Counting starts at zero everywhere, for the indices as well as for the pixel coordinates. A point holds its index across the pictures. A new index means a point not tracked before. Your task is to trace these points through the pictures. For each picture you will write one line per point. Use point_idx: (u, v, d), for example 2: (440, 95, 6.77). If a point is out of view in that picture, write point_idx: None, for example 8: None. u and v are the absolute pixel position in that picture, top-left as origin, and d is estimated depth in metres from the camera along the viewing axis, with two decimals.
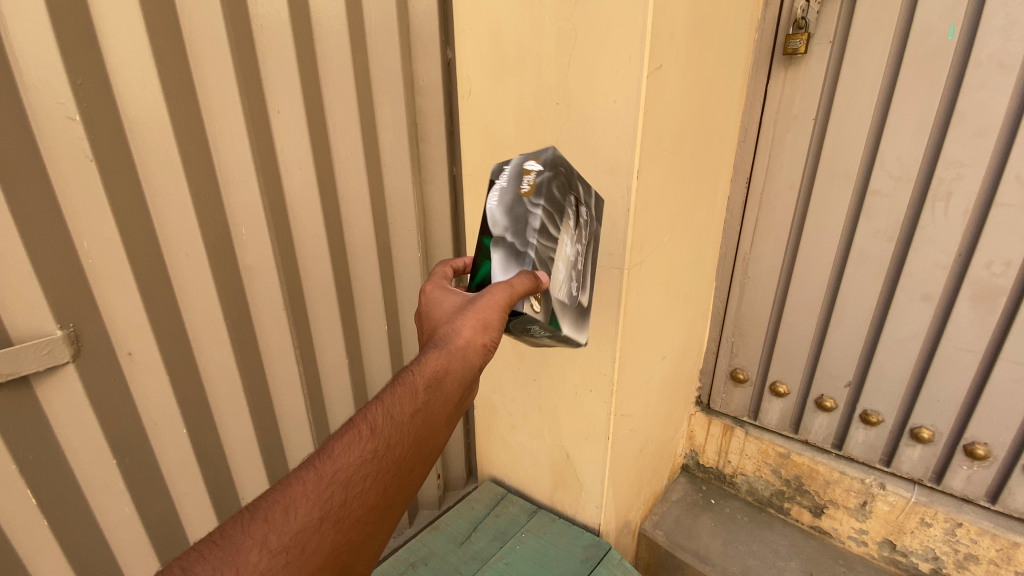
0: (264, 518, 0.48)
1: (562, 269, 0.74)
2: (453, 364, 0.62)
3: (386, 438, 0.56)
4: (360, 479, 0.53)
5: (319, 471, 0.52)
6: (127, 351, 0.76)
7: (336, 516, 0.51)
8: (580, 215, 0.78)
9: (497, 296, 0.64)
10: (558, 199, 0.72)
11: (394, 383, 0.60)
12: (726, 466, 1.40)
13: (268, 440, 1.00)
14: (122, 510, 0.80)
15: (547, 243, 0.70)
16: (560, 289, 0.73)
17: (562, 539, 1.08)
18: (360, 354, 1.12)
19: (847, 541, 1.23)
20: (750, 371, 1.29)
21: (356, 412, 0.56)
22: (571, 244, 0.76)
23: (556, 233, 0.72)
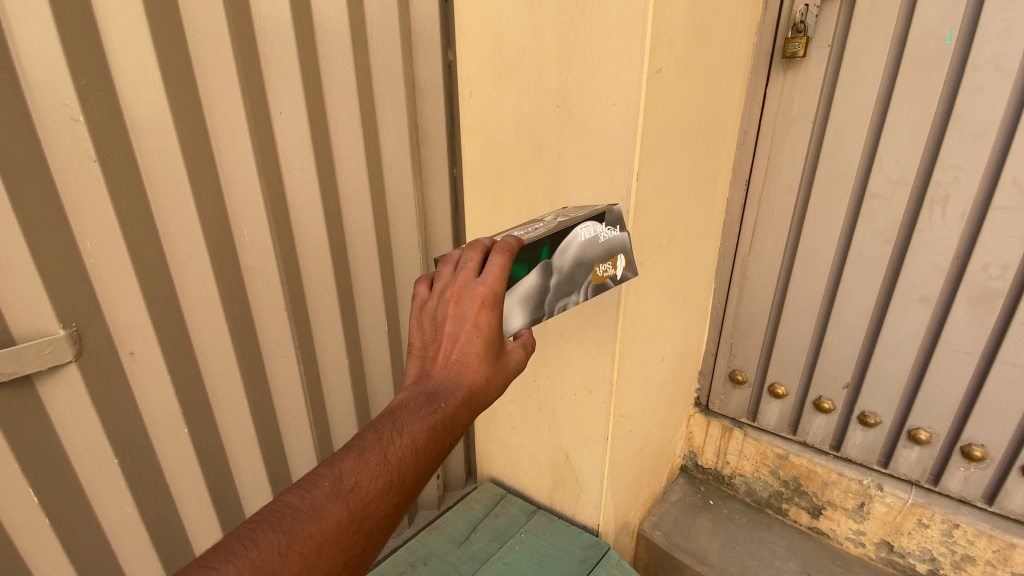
0: (299, 554, 0.50)
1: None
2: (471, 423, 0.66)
3: (409, 489, 0.59)
4: (380, 527, 0.57)
5: (352, 514, 0.54)
6: (129, 350, 0.77)
7: (355, 559, 0.55)
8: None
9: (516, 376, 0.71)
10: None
11: (430, 432, 0.61)
12: (725, 467, 1.40)
13: (269, 439, 1.00)
14: (123, 509, 0.81)
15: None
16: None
17: (561, 539, 1.09)
18: (360, 354, 1.13)
19: (844, 542, 1.24)
20: (749, 371, 1.29)
21: (392, 456, 0.58)
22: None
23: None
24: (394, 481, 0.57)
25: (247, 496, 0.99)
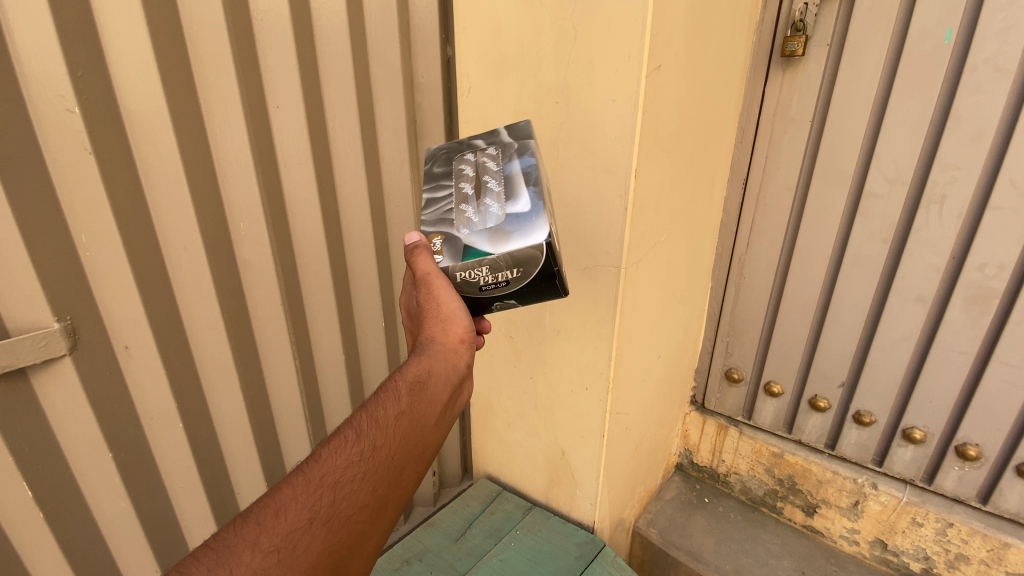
0: (255, 521, 0.51)
1: (466, 204, 0.72)
2: (434, 366, 0.64)
3: (370, 441, 0.58)
4: (347, 481, 0.55)
5: (308, 476, 0.55)
6: (124, 345, 0.77)
7: (326, 516, 0.53)
8: (488, 157, 0.77)
9: (447, 296, 0.65)
10: (443, 168, 0.78)
11: (378, 390, 0.63)
12: (720, 465, 1.40)
13: (265, 435, 1.00)
14: (117, 504, 0.81)
15: (444, 204, 0.74)
16: (474, 224, 0.70)
17: (557, 536, 1.09)
18: (357, 351, 1.13)
19: (839, 541, 1.24)
20: (745, 371, 1.30)
21: (343, 420, 0.59)
22: (482, 181, 0.73)
23: (451, 187, 0.75)
24: (348, 437, 0.57)
25: (242, 491, 0.99)
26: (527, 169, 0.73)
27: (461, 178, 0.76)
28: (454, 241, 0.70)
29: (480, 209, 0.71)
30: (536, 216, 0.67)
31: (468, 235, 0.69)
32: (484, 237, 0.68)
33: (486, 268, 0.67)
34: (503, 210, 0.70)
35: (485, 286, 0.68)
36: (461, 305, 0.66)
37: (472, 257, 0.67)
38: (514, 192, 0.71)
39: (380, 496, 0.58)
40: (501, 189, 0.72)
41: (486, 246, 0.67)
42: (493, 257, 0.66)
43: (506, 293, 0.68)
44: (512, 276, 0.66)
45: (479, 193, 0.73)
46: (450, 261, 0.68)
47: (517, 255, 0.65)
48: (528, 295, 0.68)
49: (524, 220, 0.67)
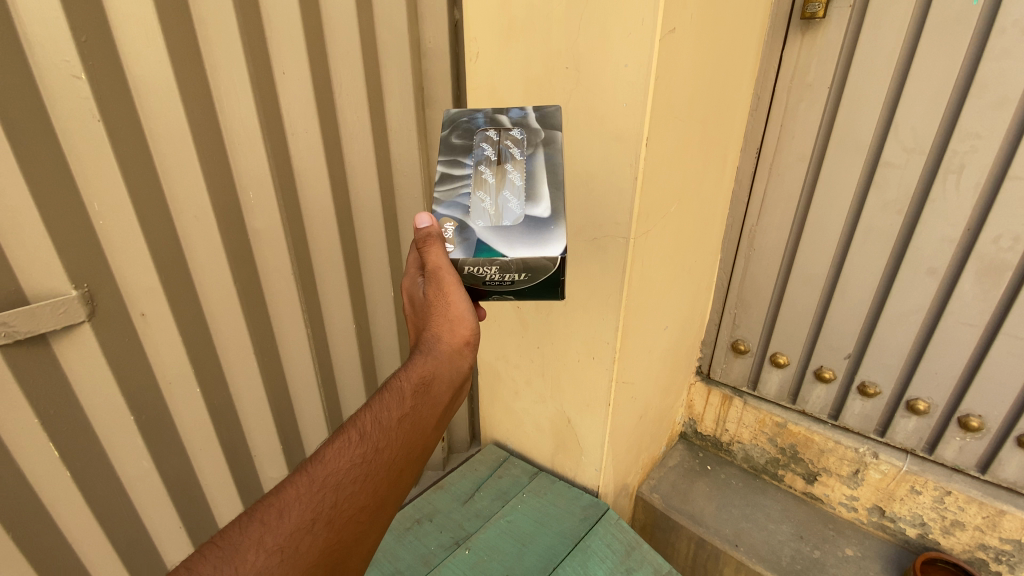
0: (260, 520, 0.52)
1: (482, 192, 0.72)
2: (439, 368, 0.65)
3: (373, 442, 0.59)
4: (350, 482, 0.57)
5: (312, 475, 0.56)
6: (140, 312, 0.78)
7: (327, 516, 0.55)
8: (510, 140, 0.75)
9: (457, 298, 0.66)
10: (462, 139, 0.75)
11: (382, 389, 0.63)
12: (723, 434, 1.41)
13: (279, 401, 1.02)
14: (140, 464, 0.84)
15: (461, 183, 0.73)
16: (490, 219, 0.71)
17: (562, 498, 1.12)
18: (367, 321, 1.14)
19: (837, 508, 1.26)
20: (752, 342, 1.30)
21: (346, 418, 0.60)
22: (502, 170, 0.73)
23: (469, 167, 0.73)
24: (352, 437, 0.59)
25: (259, 454, 1.02)
26: (552, 168, 0.72)
27: (480, 159, 0.74)
28: (468, 231, 0.70)
29: (499, 202, 0.71)
30: (555, 225, 0.69)
31: (482, 229, 0.70)
32: (498, 234, 0.69)
33: (495, 266, 0.68)
34: (521, 210, 0.70)
35: (489, 280, 0.69)
36: (469, 308, 0.67)
37: (485, 256, 0.68)
38: (536, 192, 0.71)
39: (380, 496, 0.59)
40: (522, 187, 0.72)
41: (501, 247, 0.68)
42: (506, 259, 0.68)
43: (505, 292, 0.70)
44: (519, 280, 0.68)
45: (497, 182, 0.72)
46: (462, 255, 0.69)
47: (530, 263, 0.67)
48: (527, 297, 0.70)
49: (542, 229, 0.69)
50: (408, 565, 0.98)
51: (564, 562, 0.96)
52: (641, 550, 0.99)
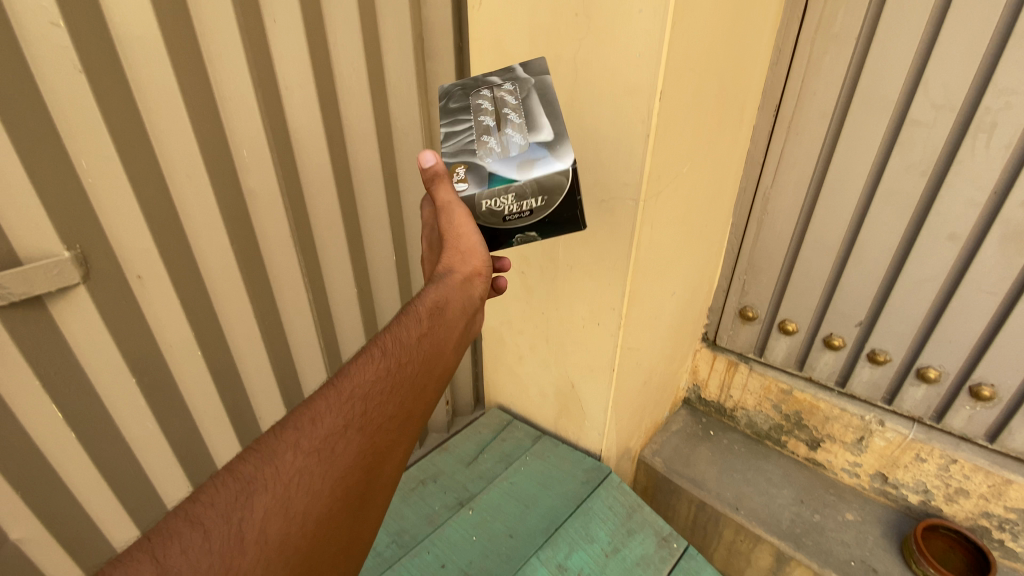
0: (294, 427, 0.51)
1: (485, 136, 0.70)
2: (453, 294, 0.66)
3: (397, 357, 0.58)
4: (379, 392, 0.55)
5: (340, 388, 0.55)
6: (136, 274, 0.77)
7: (360, 424, 0.53)
8: (501, 83, 0.72)
9: (467, 227, 0.68)
10: (457, 99, 0.72)
11: (400, 313, 0.63)
12: (727, 400, 1.40)
13: (282, 365, 1.02)
14: (145, 425, 0.84)
15: (463, 137, 0.71)
16: (499, 152, 0.70)
17: (564, 462, 1.12)
18: (369, 285, 1.12)
19: (839, 473, 1.26)
20: (761, 309, 1.27)
21: (369, 338, 0.60)
22: (501, 114, 0.71)
23: (468, 120, 0.71)
24: (376, 354, 0.58)
25: (264, 417, 1.03)
26: (546, 94, 0.70)
27: (479, 111, 0.71)
28: (477, 168, 0.70)
29: (501, 138, 0.70)
30: (559, 145, 0.68)
31: (490, 163, 0.70)
32: (510, 164, 0.69)
33: (512, 196, 0.69)
34: (524, 141, 0.69)
35: (509, 213, 0.70)
36: (479, 239, 0.69)
37: (499, 186, 0.69)
38: (536, 122, 0.70)
39: (409, 409, 0.58)
40: (519, 120, 0.70)
41: (511, 174, 0.69)
42: (518, 186, 0.69)
43: (526, 222, 0.71)
44: (536, 206, 0.69)
45: (497, 124, 0.70)
46: (474, 189, 0.70)
47: (543, 185, 0.68)
48: (550, 225, 0.71)
49: (547, 153, 0.68)
50: (413, 524, 1.00)
51: (566, 523, 0.97)
52: (642, 513, 1.01)
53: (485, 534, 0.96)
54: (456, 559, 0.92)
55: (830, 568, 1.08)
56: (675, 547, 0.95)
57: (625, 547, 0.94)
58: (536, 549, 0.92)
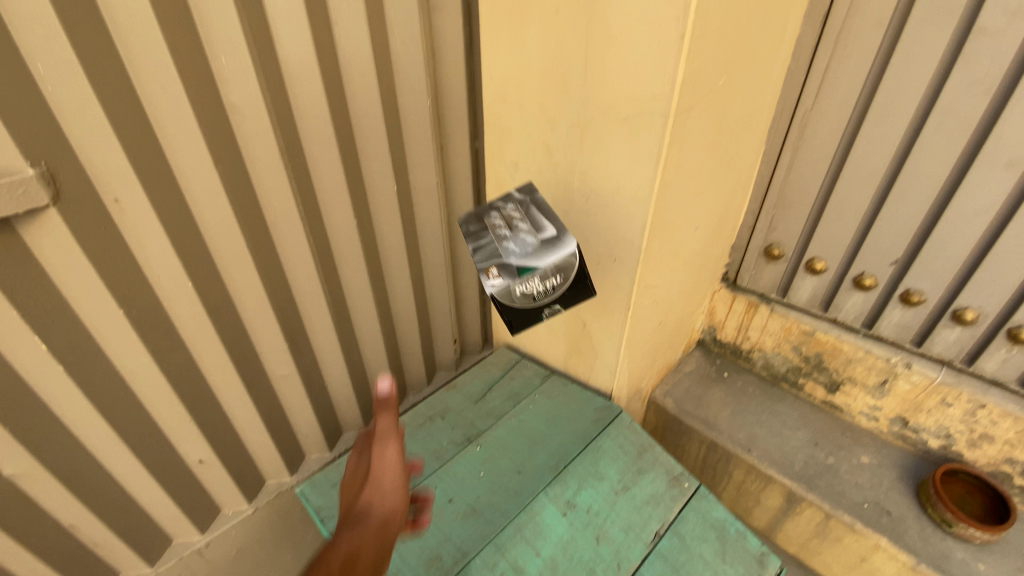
0: None
1: (506, 245, 0.81)
2: (369, 546, 0.64)
3: None
4: None
5: None
6: (113, 197, 0.70)
7: None
8: (504, 204, 0.86)
9: (391, 473, 0.71)
10: (475, 223, 0.83)
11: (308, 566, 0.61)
12: (744, 341, 1.34)
13: (282, 304, 0.96)
14: (138, 358, 0.80)
15: (491, 243, 0.81)
16: (519, 251, 0.80)
17: (574, 401, 1.08)
18: (370, 219, 1.01)
19: (857, 417, 1.22)
20: (788, 247, 1.19)
21: None
22: (513, 227, 0.83)
23: (488, 236, 0.82)
24: None
25: (267, 357, 0.99)
26: (543, 207, 0.85)
27: (494, 226, 0.83)
28: (506, 265, 0.79)
29: (519, 244, 0.81)
30: (565, 239, 0.81)
31: (515, 258, 0.80)
32: (531, 265, 0.80)
33: (537, 278, 0.80)
34: (536, 240, 0.81)
35: (538, 295, 0.81)
36: (399, 482, 0.71)
37: (527, 274, 0.79)
38: (541, 224, 0.83)
39: None
40: (527, 226, 0.83)
41: (534, 263, 0.80)
42: (540, 271, 0.80)
43: (551, 298, 0.83)
44: (556, 282, 0.81)
45: (512, 235, 0.82)
46: (507, 278, 0.79)
47: (560, 267, 0.81)
48: (569, 297, 0.83)
49: (559, 242, 0.80)
50: (420, 460, 0.98)
51: (575, 461, 0.95)
52: (654, 453, 0.98)
53: (492, 470, 0.94)
54: (463, 494, 0.91)
55: (842, 509, 1.07)
56: (686, 486, 0.94)
57: (636, 486, 0.92)
58: (544, 486, 0.91)
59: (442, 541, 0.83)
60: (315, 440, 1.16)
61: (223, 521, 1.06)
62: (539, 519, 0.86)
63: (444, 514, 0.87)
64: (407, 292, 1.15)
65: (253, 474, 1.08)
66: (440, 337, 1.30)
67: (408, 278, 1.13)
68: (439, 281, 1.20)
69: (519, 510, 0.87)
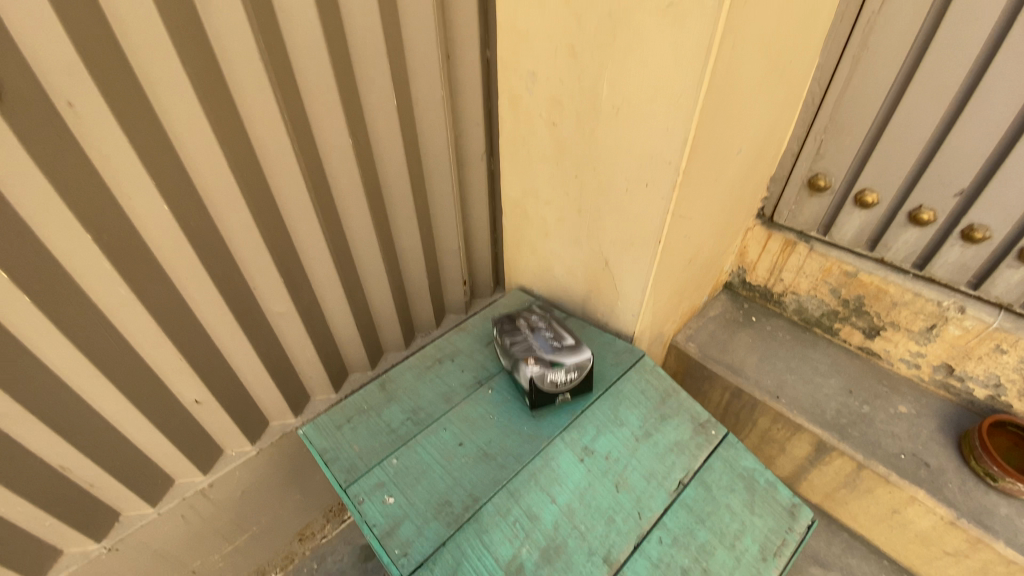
0: None
1: (537, 343, 0.90)
2: None
3: None
4: None
5: None
6: (66, 101, 0.60)
7: None
8: (531, 316, 0.99)
9: None
10: (511, 330, 0.95)
11: None
12: (777, 283, 1.24)
13: (276, 238, 0.87)
14: (117, 292, 0.73)
15: (523, 343, 0.91)
16: (548, 348, 0.88)
17: (592, 343, 0.99)
18: (369, 144, 0.91)
19: (896, 364, 1.14)
20: (836, 176, 1.06)
21: None
22: (540, 331, 0.94)
23: (521, 337, 0.93)
24: None
25: (262, 296, 0.91)
26: (564, 324, 0.98)
27: (526, 331, 0.94)
28: (540, 356, 0.86)
29: (546, 343, 0.90)
30: (582, 347, 0.89)
31: (546, 353, 0.87)
32: (560, 359, 0.86)
33: (561, 373, 0.85)
34: (560, 342, 0.90)
35: (560, 384, 0.86)
36: None
37: (556, 366, 0.85)
38: (561, 331, 0.94)
39: None
40: (551, 334, 0.93)
41: (561, 357, 0.86)
42: (566, 365, 0.85)
43: (567, 392, 0.87)
44: (575, 377, 0.86)
45: (539, 334, 0.93)
46: (541, 367, 0.85)
47: (580, 364, 0.86)
48: (581, 392, 0.88)
49: (578, 346, 0.88)
50: (428, 402, 0.93)
51: (594, 405, 0.88)
52: (678, 398, 0.91)
53: (504, 414, 0.88)
54: (474, 438, 0.85)
55: (876, 459, 1.00)
56: (712, 434, 0.87)
57: (659, 433, 0.86)
58: (560, 430, 0.84)
59: (451, 486, 0.78)
60: (319, 381, 1.11)
61: (226, 462, 1.03)
62: (555, 465, 0.80)
63: (453, 457, 0.82)
64: (412, 227, 1.06)
65: (256, 415, 1.04)
66: (448, 277, 1.22)
67: (412, 211, 1.03)
68: (447, 216, 1.10)
69: (534, 455, 0.81)
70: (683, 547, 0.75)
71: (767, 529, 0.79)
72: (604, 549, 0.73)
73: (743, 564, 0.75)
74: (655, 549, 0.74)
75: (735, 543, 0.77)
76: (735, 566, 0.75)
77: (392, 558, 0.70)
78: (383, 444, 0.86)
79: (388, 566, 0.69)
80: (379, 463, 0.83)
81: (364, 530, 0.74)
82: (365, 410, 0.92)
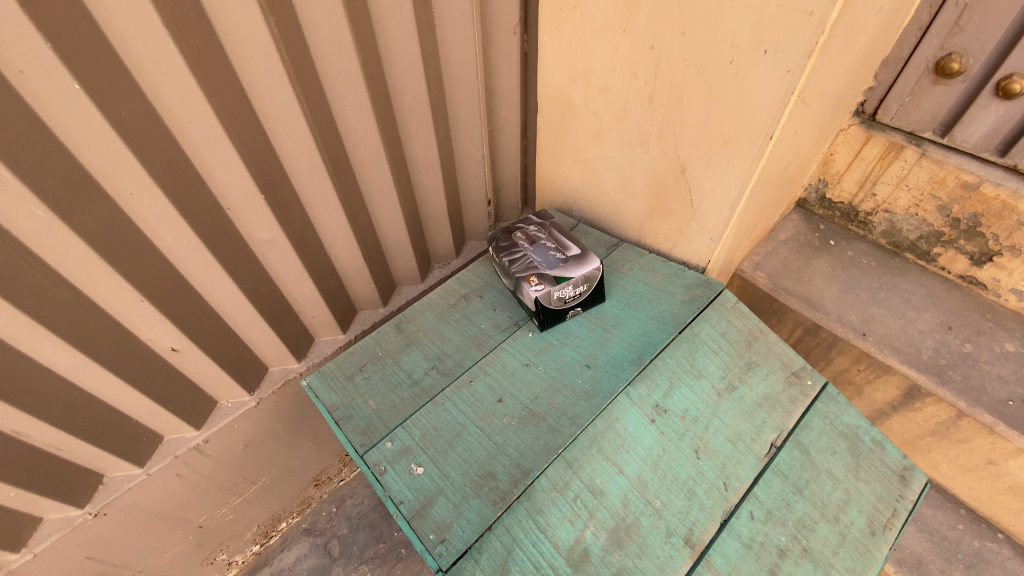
0: None
1: (537, 256, 0.75)
2: None
3: None
4: None
5: None
6: None
7: None
8: (526, 224, 0.82)
9: None
10: (505, 243, 0.79)
11: None
12: (866, 199, 1.03)
13: (251, 143, 0.66)
14: (32, 213, 0.53)
15: (522, 258, 0.75)
16: (552, 261, 0.73)
17: (654, 277, 0.81)
18: (365, 10, 0.66)
19: (1004, 296, 0.95)
20: (975, 56, 0.80)
21: None
22: (538, 242, 0.77)
23: (519, 251, 0.77)
24: None
25: (241, 220, 0.72)
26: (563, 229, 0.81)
27: (522, 243, 0.78)
28: (542, 273, 0.72)
29: (546, 256, 0.74)
30: (588, 254, 0.75)
31: (549, 267, 0.73)
32: (567, 275, 0.72)
33: (568, 288, 0.73)
34: (562, 253, 0.75)
35: (568, 300, 0.74)
36: None
37: (563, 283, 0.72)
38: (560, 238, 0.78)
39: None
40: (551, 243, 0.77)
41: (567, 271, 0.72)
42: (574, 279, 0.72)
43: (577, 307, 0.76)
44: (583, 290, 0.75)
45: (536, 247, 0.77)
46: (545, 286, 0.72)
47: (589, 276, 0.73)
48: (591, 303, 0.77)
49: (584, 255, 0.74)
50: (456, 347, 0.76)
51: (663, 351, 0.70)
52: (766, 342, 0.74)
53: (551, 363, 0.72)
54: (517, 393, 0.69)
55: (981, 408, 0.84)
56: (808, 385, 0.71)
57: (744, 385, 0.70)
58: (625, 383, 0.67)
59: (493, 454, 0.63)
60: (323, 320, 0.94)
61: (221, 414, 0.89)
62: (621, 428, 0.64)
63: (492, 418, 0.67)
64: (426, 131, 0.83)
65: (251, 361, 0.89)
66: (470, 194, 1.01)
67: (426, 110, 0.80)
68: (469, 114, 0.87)
69: (593, 417, 0.64)
70: (779, 523, 0.61)
71: (875, 498, 0.65)
72: (684, 529, 0.59)
73: (849, 541, 0.62)
74: (745, 527, 0.60)
75: (839, 516, 0.63)
76: (840, 543, 0.61)
77: (427, 546, 0.56)
78: (405, 400, 0.71)
79: (423, 556, 0.56)
80: (402, 423, 0.67)
81: (389, 507, 0.60)
82: (380, 357, 0.76)
